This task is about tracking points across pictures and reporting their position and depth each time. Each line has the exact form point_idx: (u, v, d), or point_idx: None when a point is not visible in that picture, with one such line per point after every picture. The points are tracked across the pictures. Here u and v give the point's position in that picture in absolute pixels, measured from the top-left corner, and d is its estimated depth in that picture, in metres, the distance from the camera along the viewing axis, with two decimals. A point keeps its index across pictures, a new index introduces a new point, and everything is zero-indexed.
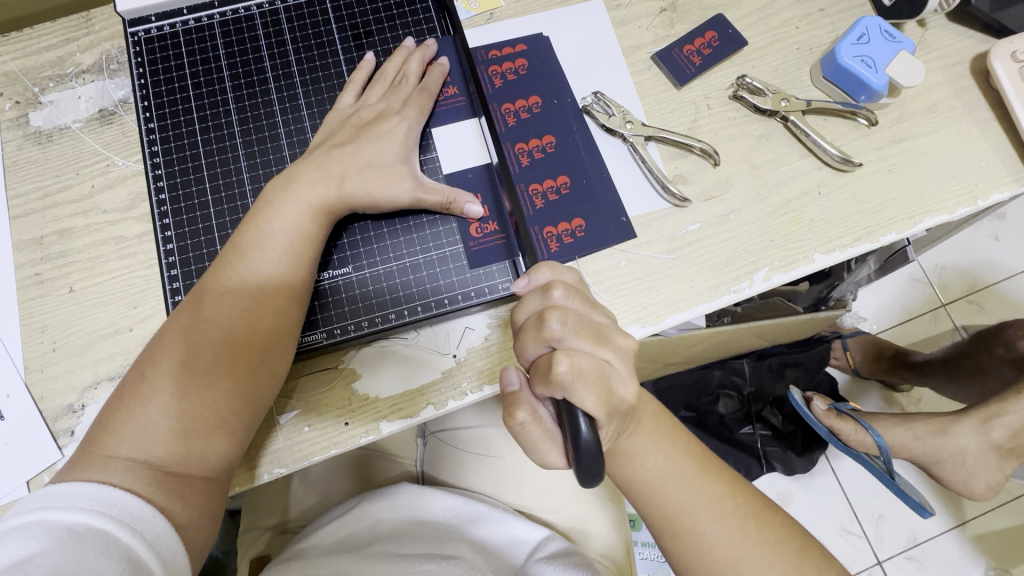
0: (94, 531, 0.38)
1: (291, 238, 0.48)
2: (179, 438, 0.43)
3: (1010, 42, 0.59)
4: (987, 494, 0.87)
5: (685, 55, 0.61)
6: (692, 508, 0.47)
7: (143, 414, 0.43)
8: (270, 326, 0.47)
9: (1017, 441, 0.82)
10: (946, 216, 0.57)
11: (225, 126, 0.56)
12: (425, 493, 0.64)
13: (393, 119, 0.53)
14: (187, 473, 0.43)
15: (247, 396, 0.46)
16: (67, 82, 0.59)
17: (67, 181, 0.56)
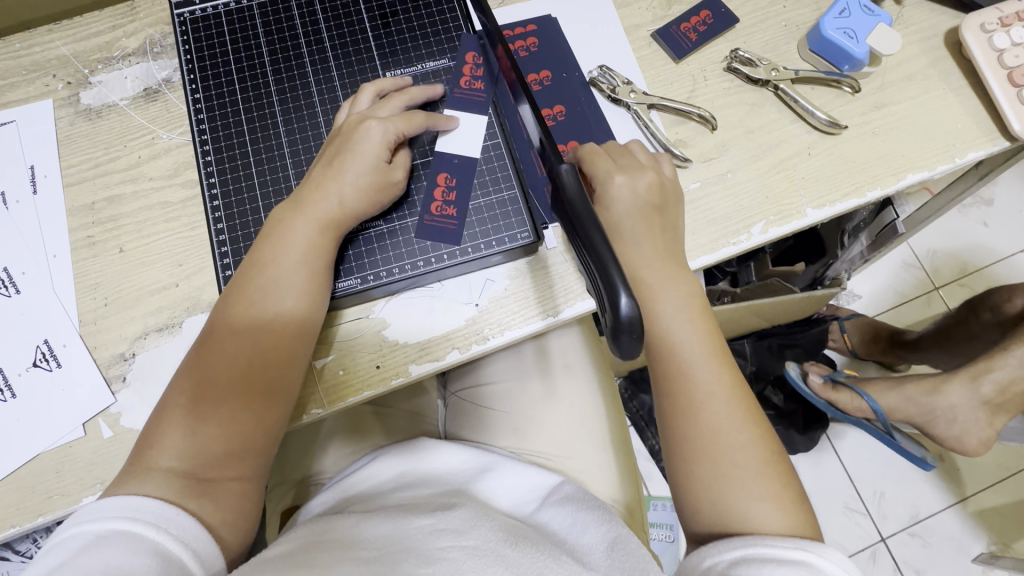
0: (117, 532, 0.42)
1: (307, 251, 0.52)
2: (211, 451, 0.48)
3: (979, 15, 0.64)
4: (980, 449, 0.91)
5: (682, 31, 0.66)
6: (703, 436, 0.50)
7: (179, 430, 0.48)
8: (287, 350, 0.51)
9: (1006, 396, 0.86)
10: (926, 173, 0.62)
11: (265, 96, 0.61)
12: (436, 450, 0.68)
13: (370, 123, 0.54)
14: (219, 479, 0.48)
15: (268, 410, 0.50)
16: (114, 63, 0.64)
17: (116, 152, 0.61)
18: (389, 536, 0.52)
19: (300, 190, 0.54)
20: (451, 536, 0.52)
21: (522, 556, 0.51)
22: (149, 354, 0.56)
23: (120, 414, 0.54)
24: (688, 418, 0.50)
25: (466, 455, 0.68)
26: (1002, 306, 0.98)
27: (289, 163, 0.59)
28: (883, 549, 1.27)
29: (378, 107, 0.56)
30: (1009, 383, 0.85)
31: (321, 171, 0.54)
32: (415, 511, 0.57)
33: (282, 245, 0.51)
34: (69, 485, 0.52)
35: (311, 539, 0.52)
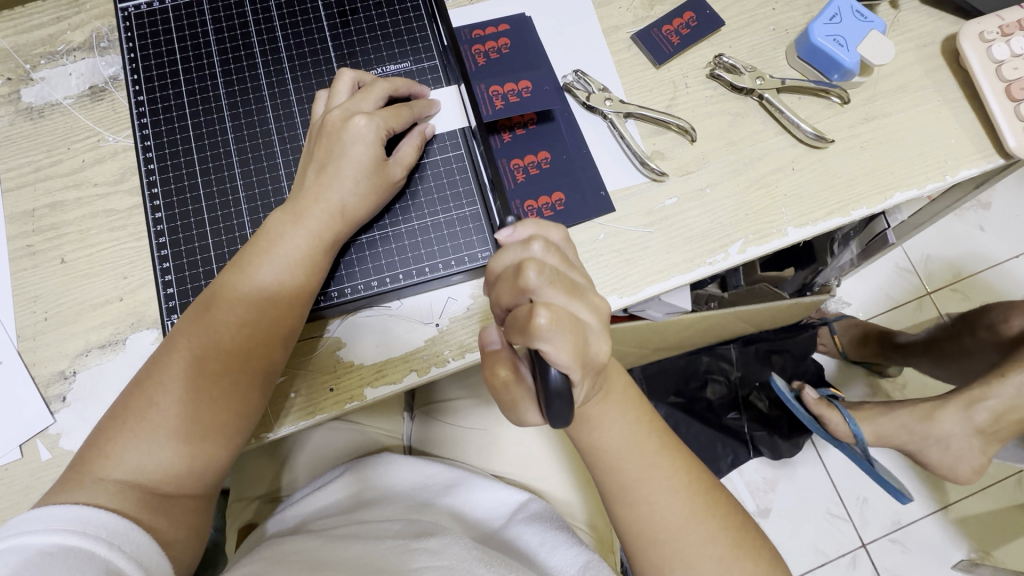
0: (67, 549, 0.38)
1: (300, 256, 0.49)
2: (175, 464, 0.45)
3: (979, 23, 0.60)
4: (971, 477, 0.90)
5: (664, 34, 0.62)
6: (649, 478, 0.48)
7: (140, 440, 0.44)
8: (264, 356, 0.48)
9: (1000, 425, 0.84)
10: (915, 191, 0.59)
11: (213, 99, 0.57)
12: (411, 463, 0.66)
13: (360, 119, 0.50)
14: (176, 495, 0.45)
15: (236, 422, 0.47)
16: (57, 59, 0.60)
17: (59, 155, 0.58)
18: (360, 556, 0.50)
19: (296, 199, 0.50)
20: (425, 555, 0.50)
21: (499, 575, 0.49)
22: (90, 372, 0.53)
23: (60, 435, 0.52)
24: (635, 459, 0.49)
25: (426, 470, 0.65)
26: (1000, 327, 0.96)
27: (237, 172, 0.55)
28: (864, 555, 1.26)
29: (361, 99, 0.51)
30: (1003, 412, 0.83)
31: (312, 177, 0.50)
32: (386, 532, 0.54)
33: (271, 246, 0.49)
34: (4, 509, 0.50)
35: (271, 562, 0.49)
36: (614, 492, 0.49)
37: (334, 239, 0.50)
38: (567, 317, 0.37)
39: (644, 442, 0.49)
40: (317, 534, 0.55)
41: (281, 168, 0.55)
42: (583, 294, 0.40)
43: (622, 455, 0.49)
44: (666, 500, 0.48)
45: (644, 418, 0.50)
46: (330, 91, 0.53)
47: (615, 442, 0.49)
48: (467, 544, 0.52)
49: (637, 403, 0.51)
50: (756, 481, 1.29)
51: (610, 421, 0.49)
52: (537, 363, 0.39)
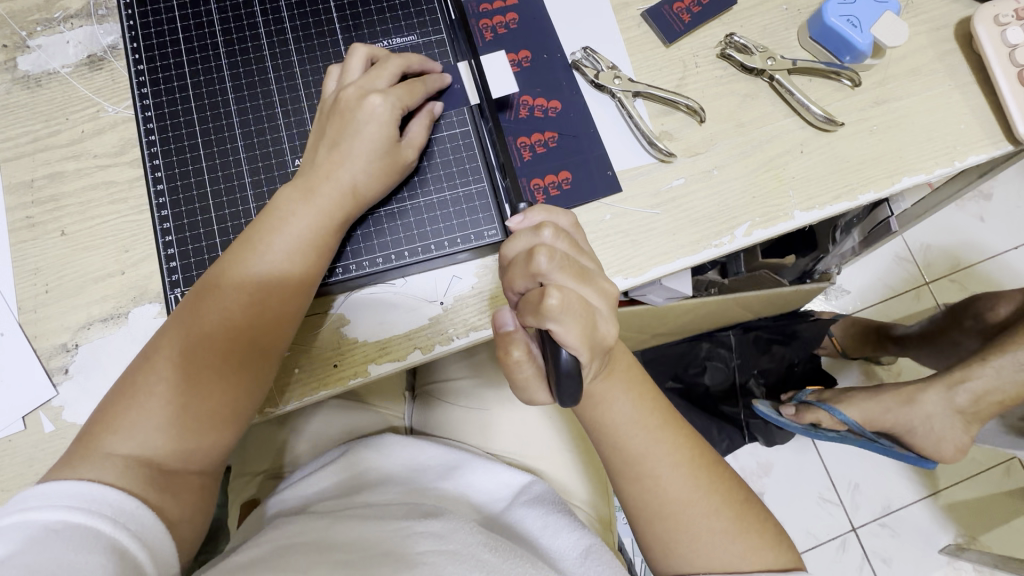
0: (72, 527, 0.38)
1: (311, 236, 0.48)
2: (182, 444, 0.45)
3: (994, 6, 0.60)
4: (958, 456, 0.90)
5: (675, 12, 0.61)
6: (647, 453, 0.49)
7: (145, 416, 0.44)
8: (270, 337, 0.48)
9: (980, 406, 0.85)
10: (923, 176, 0.59)
11: (215, 70, 0.56)
12: (413, 445, 0.66)
13: (374, 98, 0.49)
14: (182, 472, 0.45)
15: (242, 401, 0.47)
16: (54, 26, 0.58)
17: (57, 126, 0.57)
18: (365, 537, 0.51)
19: (307, 175, 0.49)
20: (431, 538, 0.51)
21: (503, 558, 0.50)
22: (92, 346, 0.53)
23: (62, 407, 0.52)
24: (637, 436, 0.49)
25: (431, 452, 0.66)
26: (986, 314, 0.96)
27: (240, 146, 0.54)
28: (853, 538, 1.29)
29: (375, 76, 0.51)
30: (983, 393, 0.84)
31: (324, 154, 0.49)
32: (389, 516, 0.55)
33: (276, 228, 0.48)
34: (5, 481, 0.50)
35: (273, 547, 0.49)
36: (620, 469, 0.50)
37: (344, 217, 0.50)
38: (576, 301, 0.39)
39: (651, 421, 0.50)
40: (322, 516, 0.55)
41: (285, 143, 0.54)
42: (594, 279, 0.42)
43: (629, 432, 0.49)
44: (670, 471, 0.49)
45: (650, 396, 0.51)
46: (343, 68, 0.52)
47: (624, 422, 0.49)
48: (474, 530, 0.54)
49: (641, 380, 0.52)
50: (750, 466, 1.31)
51: (613, 390, 0.50)
52: (545, 345, 0.41)
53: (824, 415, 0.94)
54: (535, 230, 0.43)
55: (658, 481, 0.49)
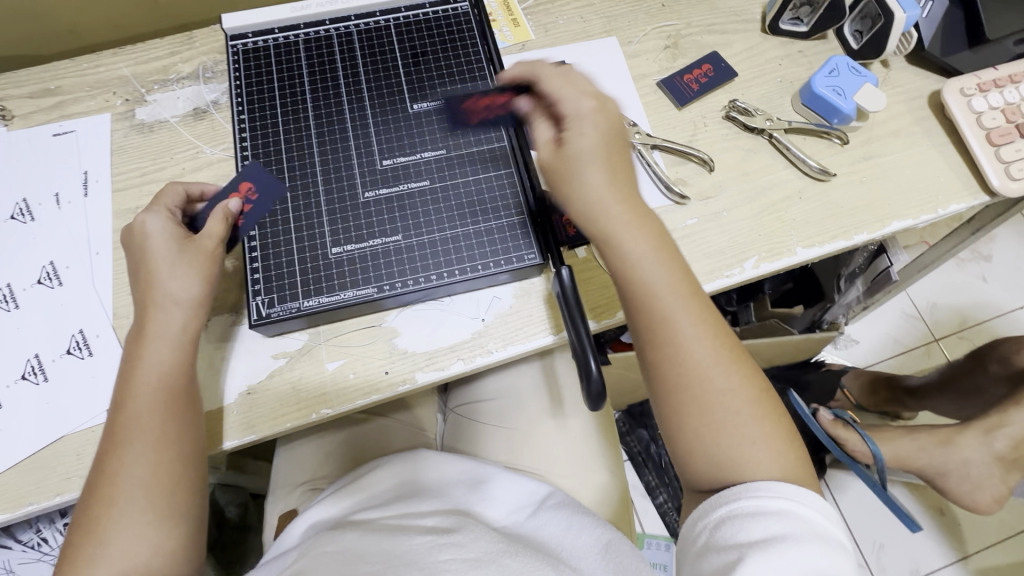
0: None
1: (170, 353, 0.53)
2: (151, 557, 0.48)
3: (958, 80, 0.70)
4: (993, 507, 0.91)
5: (685, 81, 0.72)
6: (725, 407, 0.50)
7: (97, 555, 0.47)
8: (184, 435, 0.52)
9: (1019, 453, 0.86)
10: (910, 221, 0.67)
11: (303, 121, 0.64)
12: (438, 459, 0.71)
13: (147, 225, 0.55)
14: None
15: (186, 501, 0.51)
16: (169, 85, 0.71)
17: (163, 164, 0.67)
18: (393, 547, 0.54)
19: (140, 316, 0.54)
20: (451, 548, 0.54)
21: (525, 563, 0.53)
22: None
23: None
24: (721, 383, 0.51)
25: (460, 466, 0.70)
26: (1012, 357, 0.97)
27: (321, 183, 0.61)
28: None
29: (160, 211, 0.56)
30: (1021, 439, 0.85)
31: (140, 297, 0.54)
32: (411, 527, 0.58)
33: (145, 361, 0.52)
34: (86, 467, 0.55)
35: (311, 558, 0.53)
36: (695, 420, 0.51)
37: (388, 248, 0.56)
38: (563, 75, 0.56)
39: (678, 287, 0.52)
40: (355, 527, 0.59)
41: (358, 183, 0.62)
42: (614, 172, 0.52)
43: (658, 292, 0.51)
44: (696, 341, 0.51)
45: (677, 265, 0.53)
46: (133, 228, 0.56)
47: (639, 253, 0.52)
48: (493, 538, 0.57)
49: (672, 248, 0.53)
50: None
51: (635, 249, 0.52)
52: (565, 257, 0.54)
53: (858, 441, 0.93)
54: (574, 74, 0.56)
55: (666, 334, 0.52)
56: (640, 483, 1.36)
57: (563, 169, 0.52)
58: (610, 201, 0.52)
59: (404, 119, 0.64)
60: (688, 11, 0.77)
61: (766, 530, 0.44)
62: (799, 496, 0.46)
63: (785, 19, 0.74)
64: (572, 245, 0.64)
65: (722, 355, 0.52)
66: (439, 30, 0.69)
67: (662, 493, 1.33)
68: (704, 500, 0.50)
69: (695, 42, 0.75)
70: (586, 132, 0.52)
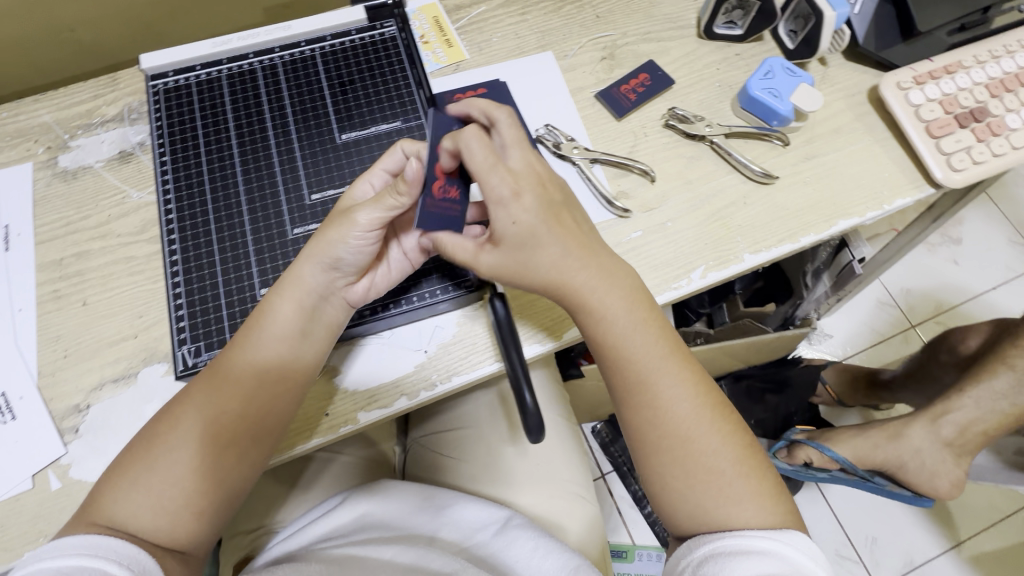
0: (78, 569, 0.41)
1: (298, 320, 0.52)
2: (170, 510, 0.47)
3: (895, 74, 0.69)
4: (954, 492, 0.86)
5: (622, 92, 0.71)
6: (710, 459, 0.49)
7: (142, 483, 0.47)
8: (274, 407, 0.52)
9: (967, 439, 0.83)
10: (857, 219, 0.66)
11: (227, 159, 0.62)
12: (402, 487, 0.69)
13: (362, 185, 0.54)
14: (176, 545, 0.47)
15: (236, 473, 0.50)
16: (93, 129, 0.69)
17: (88, 212, 0.65)
18: None
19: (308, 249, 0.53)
20: None
21: None
22: (103, 405, 0.57)
23: (70, 465, 0.55)
24: (704, 436, 0.49)
25: (425, 492, 0.68)
26: (959, 346, 0.99)
27: (247, 221, 0.60)
28: None
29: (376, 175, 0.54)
30: (969, 425, 0.82)
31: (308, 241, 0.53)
32: (383, 563, 0.54)
33: (273, 311, 0.52)
34: (10, 538, 0.52)
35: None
36: (671, 462, 0.49)
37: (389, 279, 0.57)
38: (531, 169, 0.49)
39: (655, 346, 0.51)
40: (319, 561, 0.55)
41: (286, 218, 0.60)
42: (571, 243, 0.49)
43: (633, 356, 0.50)
44: (679, 399, 0.50)
45: (656, 321, 0.52)
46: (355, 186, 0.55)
47: (614, 317, 0.50)
48: (455, 561, 0.55)
49: (649, 304, 0.52)
50: None
51: (611, 303, 0.50)
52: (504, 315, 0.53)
53: (815, 452, 0.91)
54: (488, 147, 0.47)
55: (643, 380, 0.50)
56: (627, 494, 1.34)
57: (515, 259, 0.49)
58: (579, 272, 0.49)
59: (332, 150, 0.63)
60: (623, 21, 0.76)
61: (751, 571, 0.43)
62: (783, 537, 0.45)
63: (719, 23, 0.74)
64: None
65: (705, 408, 0.50)
66: (366, 57, 0.68)
67: (650, 502, 1.31)
68: (688, 539, 0.48)
69: (632, 52, 0.74)
70: (518, 210, 0.47)
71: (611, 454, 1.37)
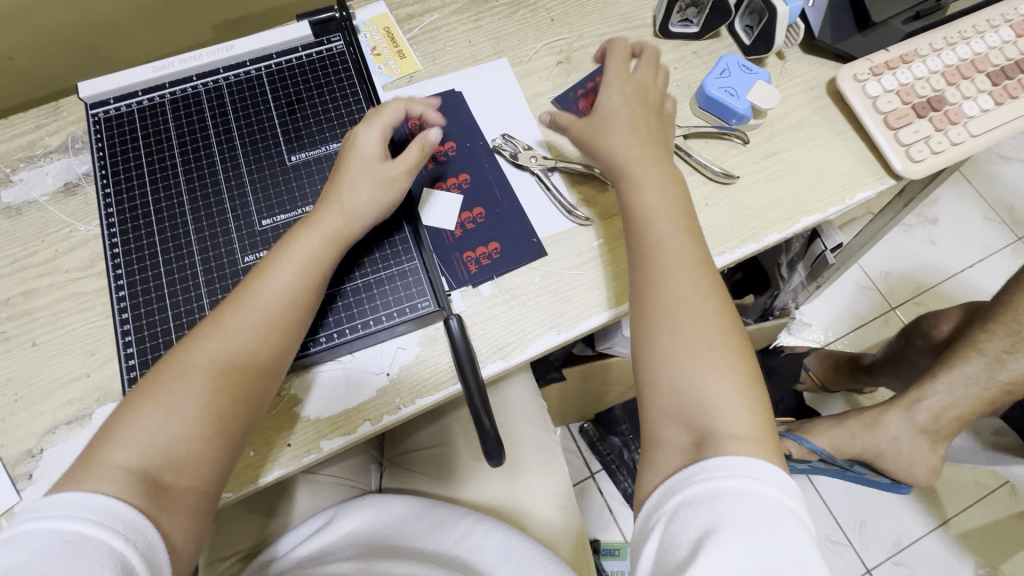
0: (85, 539, 0.39)
1: (305, 262, 0.53)
2: (173, 447, 0.45)
3: (852, 66, 0.69)
4: (931, 478, 0.86)
5: (579, 103, 0.70)
6: (728, 413, 0.45)
7: (143, 422, 0.45)
8: (274, 349, 0.51)
9: (942, 424, 0.83)
10: (820, 215, 0.65)
11: (173, 187, 0.61)
12: (384, 503, 0.67)
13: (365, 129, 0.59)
14: (175, 485, 0.45)
15: (245, 411, 0.49)
16: (36, 161, 0.66)
17: (33, 248, 0.63)
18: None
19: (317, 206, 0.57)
20: None
21: None
22: (58, 448, 0.55)
23: None
24: (723, 386, 0.46)
25: (404, 504, 0.67)
26: (932, 332, 1.00)
27: (196, 249, 0.59)
28: None
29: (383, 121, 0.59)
30: (943, 411, 0.82)
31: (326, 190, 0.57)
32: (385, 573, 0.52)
33: (293, 250, 0.53)
34: None
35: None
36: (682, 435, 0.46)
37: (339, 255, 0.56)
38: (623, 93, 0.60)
39: (679, 241, 0.53)
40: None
41: (235, 244, 0.59)
42: (638, 136, 0.58)
43: (657, 242, 0.53)
44: (688, 329, 0.48)
45: (689, 227, 0.54)
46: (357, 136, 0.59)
47: (650, 213, 0.54)
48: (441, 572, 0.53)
49: (685, 210, 0.55)
50: None
51: (645, 194, 0.55)
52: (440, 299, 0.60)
53: (795, 445, 0.92)
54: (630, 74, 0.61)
55: (660, 307, 0.50)
56: (617, 492, 1.34)
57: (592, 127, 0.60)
58: (641, 163, 0.56)
59: (281, 172, 0.62)
60: (578, 23, 0.75)
61: (708, 524, 0.38)
62: (748, 473, 0.41)
63: (675, 22, 0.73)
64: (475, 282, 0.61)
65: (721, 340, 0.48)
66: (314, 76, 0.66)
67: (640, 499, 1.31)
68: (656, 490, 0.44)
69: (588, 54, 0.73)
70: (616, 92, 0.60)
71: (599, 453, 1.36)
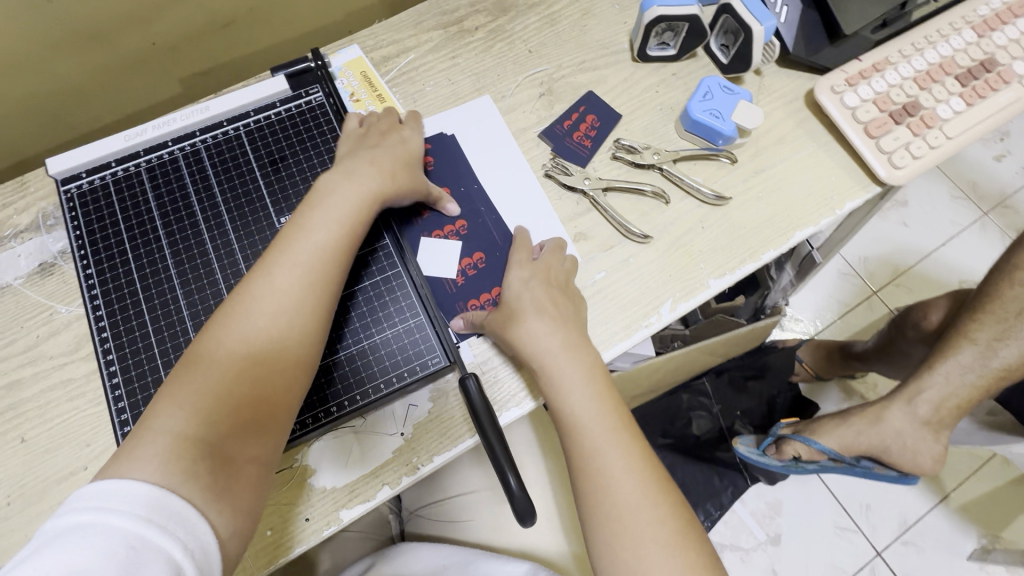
0: (143, 536, 0.37)
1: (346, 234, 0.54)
2: (219, 415, 0.45)
3: (828, 79, 0.70)
4: (937, 467, 0.88)
5: (576, 141, 0.69)
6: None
7: (192, 389, 0.45)
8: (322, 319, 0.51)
9: (942, 414, 0.85)
10: (812, 227, 0.66)
11: (159, 259, 0.58)
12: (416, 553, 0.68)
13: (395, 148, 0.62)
14: (233, 461, 0.45)
15: (290, 382, 0.49)
16: (7, 243, 0.63)
17: (12, 336, 0.59)
18: None
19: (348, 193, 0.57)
20: None
21: None
22: None
23: None
24: (664, 555, 0.48)
25: (442, 552, 0.68)
26: (922, 322, 1.02)
27: (189, 324, 0.56)
28: (881, 564, 1.25)
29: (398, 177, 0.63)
30: (942, 401, 0.85)
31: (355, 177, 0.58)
32: None
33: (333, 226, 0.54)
34: None
35: None
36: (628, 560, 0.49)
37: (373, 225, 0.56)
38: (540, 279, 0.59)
39: (604, 426, 0.53)
40: None
41: None
42: (566, 323, 0.57)
43: (587, 433, 0.53)
44: (636, 502, 0.50)
45: (610, 407, 0.55)
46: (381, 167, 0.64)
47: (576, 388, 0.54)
48: None
49: (606, 385, 0.55)
50: (760, 509, 1.29)
51: (567, 372, 0.55)
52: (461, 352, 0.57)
53: (802, 447, 0.94)
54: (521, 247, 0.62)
55: (607, 476, 0.51)
56: None
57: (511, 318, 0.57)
58: (566, 347, 0.56)
59: (272, 235, 0.60)
60: (556, 52, 0.74)
61: None
62: None
63: (652, 45, 0.73)
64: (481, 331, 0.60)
65: (665, 515, 0.50)
66: (295, 131, 0.65)
67: None
68: None
69: (569, 84, 0.73)
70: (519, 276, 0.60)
71: None
